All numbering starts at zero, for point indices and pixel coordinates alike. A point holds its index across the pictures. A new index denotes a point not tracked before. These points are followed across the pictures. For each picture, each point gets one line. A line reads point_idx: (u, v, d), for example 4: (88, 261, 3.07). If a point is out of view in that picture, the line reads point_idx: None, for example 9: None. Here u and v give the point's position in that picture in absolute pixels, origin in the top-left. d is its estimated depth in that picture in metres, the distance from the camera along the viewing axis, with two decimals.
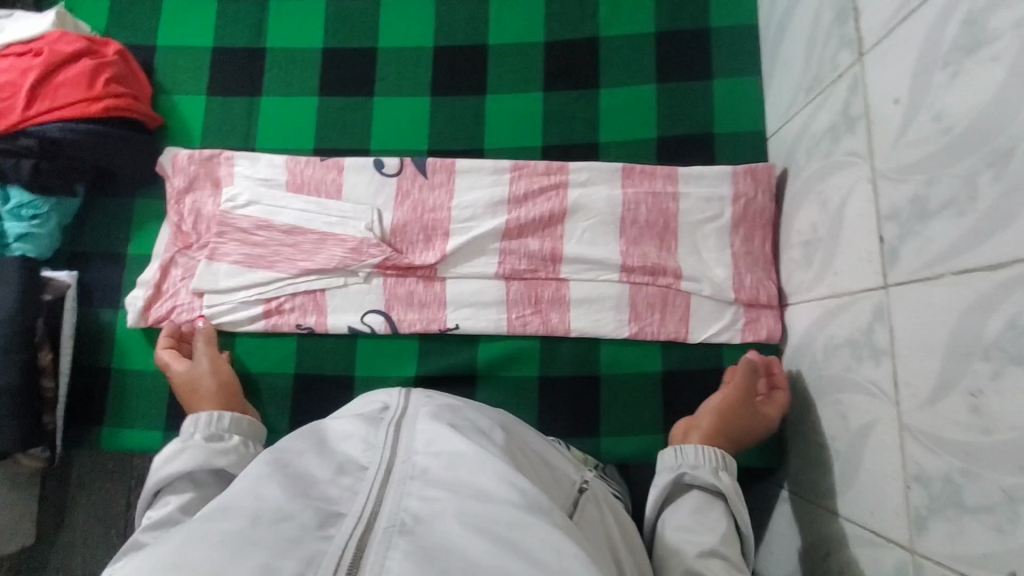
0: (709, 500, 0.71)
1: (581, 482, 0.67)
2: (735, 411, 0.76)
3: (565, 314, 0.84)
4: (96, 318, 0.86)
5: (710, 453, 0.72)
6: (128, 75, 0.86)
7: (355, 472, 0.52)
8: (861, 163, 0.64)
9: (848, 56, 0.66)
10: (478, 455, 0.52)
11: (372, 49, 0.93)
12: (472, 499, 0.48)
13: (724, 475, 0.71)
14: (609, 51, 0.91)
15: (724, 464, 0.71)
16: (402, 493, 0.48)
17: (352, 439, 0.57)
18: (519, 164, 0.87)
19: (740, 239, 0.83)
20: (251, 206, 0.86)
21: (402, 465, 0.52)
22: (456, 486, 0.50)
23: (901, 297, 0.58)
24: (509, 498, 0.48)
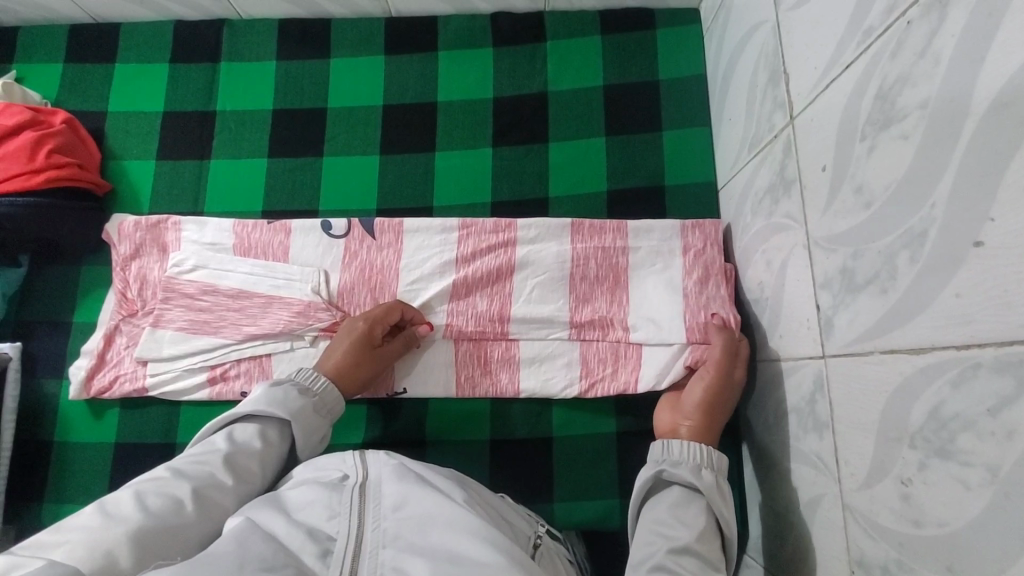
0: (688, 497, 0.63)
1: (533, 537, 0.64)
2: (724, 379, 0.71)
3: (514, 374, 0.82)
4: (40, 389, 0.85)
5: (695, 449, 0.65)
6: (75, 143, 0.87)
7: (324, 543, 0.52)
8: (796, 227, 0.63)
9: (780, 118, 0.66)
10: (450, 515, 0.54)
11: (322, 109, 0.93)
12: (448, 565, 0.50)
13: (707, 472, 0.63)
14: (558, 105, 0.91)
15: (711, 462, 0.65)
16: (377, 563, 0.50)
17: (314, 506, 0.56)
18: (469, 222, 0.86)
19: (694, 281, 0.80)
20: (197, 270, 0.85)
21: (373, 533, 0.53)
22: (431, 551, 0.51)
23: (837, 370, 0.55)
24: (486, 561, 0.50)
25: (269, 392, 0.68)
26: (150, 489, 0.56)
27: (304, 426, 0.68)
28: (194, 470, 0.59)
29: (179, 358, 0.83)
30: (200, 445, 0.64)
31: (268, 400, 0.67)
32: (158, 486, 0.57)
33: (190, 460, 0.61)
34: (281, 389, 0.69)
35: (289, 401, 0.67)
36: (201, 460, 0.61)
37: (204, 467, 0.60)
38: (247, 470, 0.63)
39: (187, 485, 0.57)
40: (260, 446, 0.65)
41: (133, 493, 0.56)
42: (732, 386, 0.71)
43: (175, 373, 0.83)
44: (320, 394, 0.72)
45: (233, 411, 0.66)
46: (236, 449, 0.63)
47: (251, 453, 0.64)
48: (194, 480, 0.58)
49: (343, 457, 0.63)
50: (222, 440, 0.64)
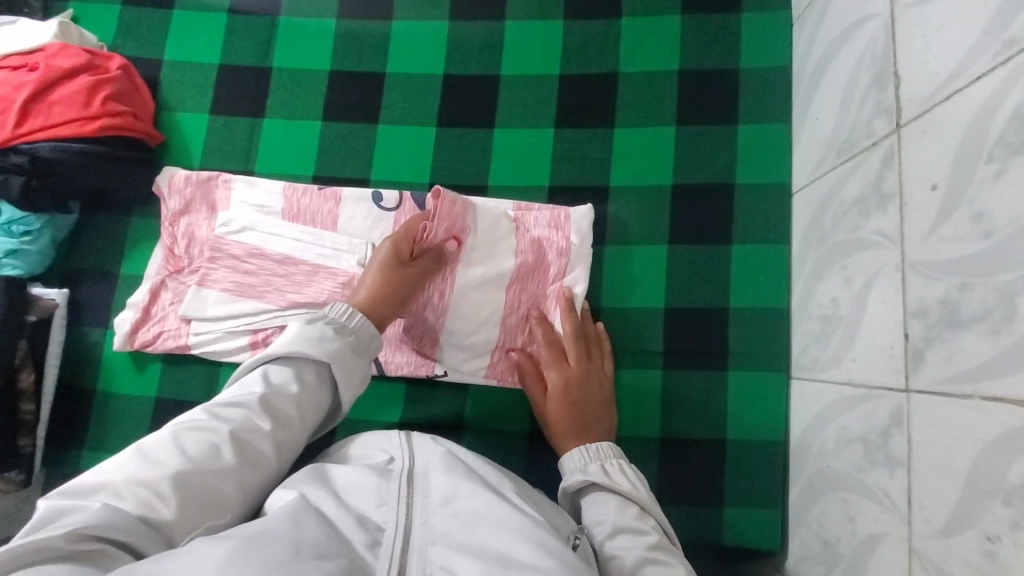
0: (594, 495, 0.65)
1: (573, 537, 0.57)
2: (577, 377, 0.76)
3: None
4: (84, 337, 0.86)
5: (576, 453, 0.69)
6: (129, 91, 0.85)
7: (373, 533, 0.51)
8: (888, 246, 0.58)
9: (883, 124, 0.60)
10: (501, 515, 0.52)
11: (380, 74, 0.89)
12: (499, 567, 0.48)
13: (592, 465, 0.67)
14: (628, 88, 0.86)
15: (594, 455, 0.68)
16: (426, 561, 0.49)
17: (362, 491, 0.55)
18: (457, 194, 0.80)
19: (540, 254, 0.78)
20: (245, 233, 0.83)
21: (421, 527, 0.52)
22: (481, 551, 0.50)
23: (921, 407, 0.52)
24: (536, 564, 0.48)
25: (305, 330, 0.64)
26: (189, 432, 0.55)
27: (343, 366, 0.64)
28: (230, 413, 0.57)
29: (223, 320, 0.82)
30: (236, 387, 0.61)
31: (298, 340, 0.63)
32: (195, 427, 0.55)
33: (227, 401, 0.59)
34: (316, 327, 0.65)
35: (314, 338, 0.64)
36: (237, 403, 0.58)
37: (240, 411, 0.58)
38: (284, 414, 0.60)
39: (222, 428, 0.56)
40: (297, 389, 0.61)
41: (171, 439, 0.54)
42: (583, 399, 0.75)
43: (218, 334, 0.82)
44: (356, 331, 0.67)
45: (266, 351, 0.63)
46: (272, 391, 0.60)
47: (288, 395, 0.60)
48: (230, 423, 0.56)
49: (391, 439, 0.63)
50: (257, 382, 0.61)
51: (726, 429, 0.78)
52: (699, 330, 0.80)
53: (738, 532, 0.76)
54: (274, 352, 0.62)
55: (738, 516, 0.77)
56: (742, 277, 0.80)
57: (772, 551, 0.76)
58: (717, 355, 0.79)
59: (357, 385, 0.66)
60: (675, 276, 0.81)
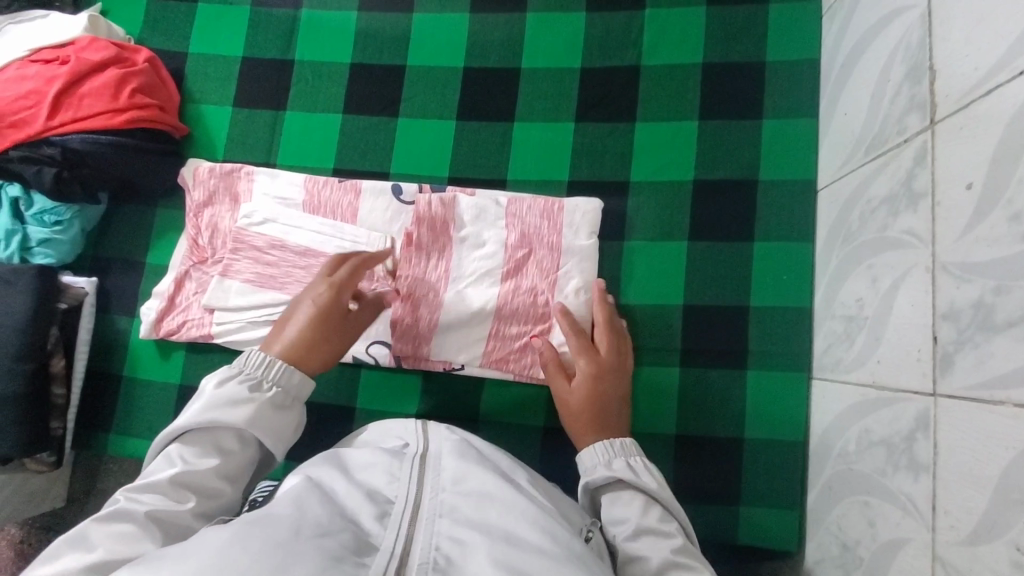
0: (618, 492, 0.62)
1: (586, 530, 0.57)
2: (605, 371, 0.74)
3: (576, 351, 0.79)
4: (112, 324, 0.88)
5: (600, 446, 0.66)
6: (155, 83, 0.86)
7: (383, 505, 0.52)
8: (918, 245, 0.57)
9: (916, 121, 0.58)
10: (509, 498, 0.53)
11: (401, 66, 0.89)
12: (504, 544, 0.48)
13: (617, 462, 0.64)
14: (650, 81, 0.84)
15: (618, 450, 0.65)
16: (432, 532, 0.49)
17: (376, 469, 0.56)
18: (450, 197, 0.82)
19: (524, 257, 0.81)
20: (267, 224, 0.84)
21: (431, 502, 0.52)
22: (489, 528, 0.50)
23: (950, 411, 0.50)
24: (543, 547, 0.48)
25: (218, 395, 0.59)
26: (107, 518, 0.51)
27: (268, 427, 0.60)
28: (146, 497, 0.53)
29: (245, 310, 0.83)
30: (149, 467, 0.56)
31: (212, 408, 0.58)
32: (109, 514, 0.51)
33: (137, 485, 0.54)
34: (230, 388, 0.60)
35: (228, 399, 0.59)
36: (151, 484, 0.54)
37: (155, 493, 0.53)
38: (205, 487, 0.56)
39: (138, 511, 0.51)
40: (217, 461, 0.57)
41: (87, 526, 0.50)
42: (607, 392, 0.73)
43: (240, 324, 0.83)
44: (278, 383, 0.62)
45: (175, 426, 0.58)
46: (190, 465, 0.56)
47: (207, 466, 0.56)
48: (147, 505, 0.52)
49: (406, 426, 0.64)
50: (173, 456, 0.56)
51: (745, 428, 0.77)
52: (717, 328, 0.79)
53: (754, 531, 0.76)
54: (183, 424, 0.57)
55: (755, 517, 0.76)
56: (763, 275, 0.79)
57: (788, 552, 0.76)
58: (736, 354, 0.78)
59: (288, 437, 0.63)
60: (695, 273, 0.80)
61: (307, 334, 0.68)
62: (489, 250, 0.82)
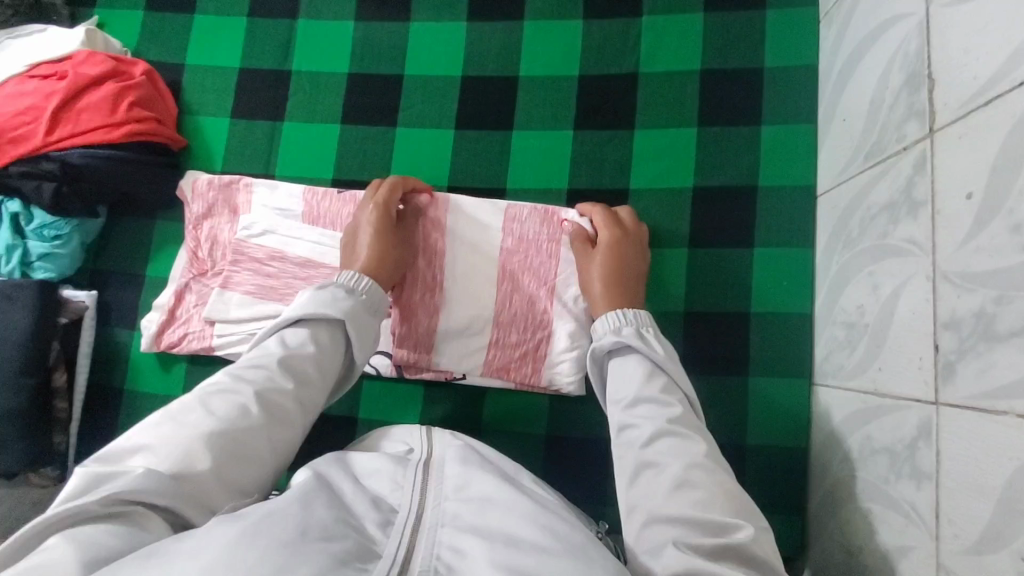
0: (626, 358, 0.65)
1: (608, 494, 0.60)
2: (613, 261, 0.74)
3: (577, 359, 0.79)
4: (112, 337, 0.88)
5: (612, 317, 0.69)
6: (153, 96, 0.86)
7: (386, 514, 0.53)
8: (918, 254, 0.57)
9: (915, 129, 0.59)
10: (509, 499, 0.53)
11: (398, 76, 0.89)
12: (504, 546, 0.48)
13: (627, 329, 0.66)
14: (648, 89, 0.84)
15: (629, 320, 0.67)
16: (434, 542, 0.50)
17: (380, 476, 0.58)
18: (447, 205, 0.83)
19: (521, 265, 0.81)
20: (266, 236, 0.84)
21: (433, 511, 0.53)
22: (488, 532, 0.50)
23: (952, 421, 0.50)
24: (543, 545, 0.48)
25: (317, 295, 0.67)
26: (214, 396, 0.56)
27: (358, 327, 0.67)
28: (252, 375, 0.59)
29: (245, 322, 0.83)
30: (257, 350, 0.63)
31: (316, 303, 0.66)
32: (220, 390, 0.57)
33: (246, 365, 0.60)
34: (328, 291, 0.68)
35: (323, 300, 0.66)
36: (257, 364, 0.60)
37: (261, 371, 0.59)
38: (304, 373, 0.62)
39: (246, 389, 0.57)
40: (314, 349, 0.64)
41: (200, 399, 0.56)
42: (624, 260, 0.75)
43: (240, 337, 0.83)
44: (366, 292, 0.70)
45: (284, 317, 0.65)
46: (291, 352, 0.62)
47: (306, 355, 0.63)
48: (253, 384, 0.58)
49: (412, 431, 0.66)
50: (276, 344, 0.63)
51: (747, 435, 0.77)
52: (718, 335, 0.79)
53: None
54: (288, 318, 0.64)
55: None
56: (763, 281, 0.79)
57: (791, 558, 0.76)
58: (737, 361, 0.78)
59: (370, 345, 0.69)
60: (695, 279, 0.80)
61: (375, 241, 0.75)
62: (488, 258, 0.82)
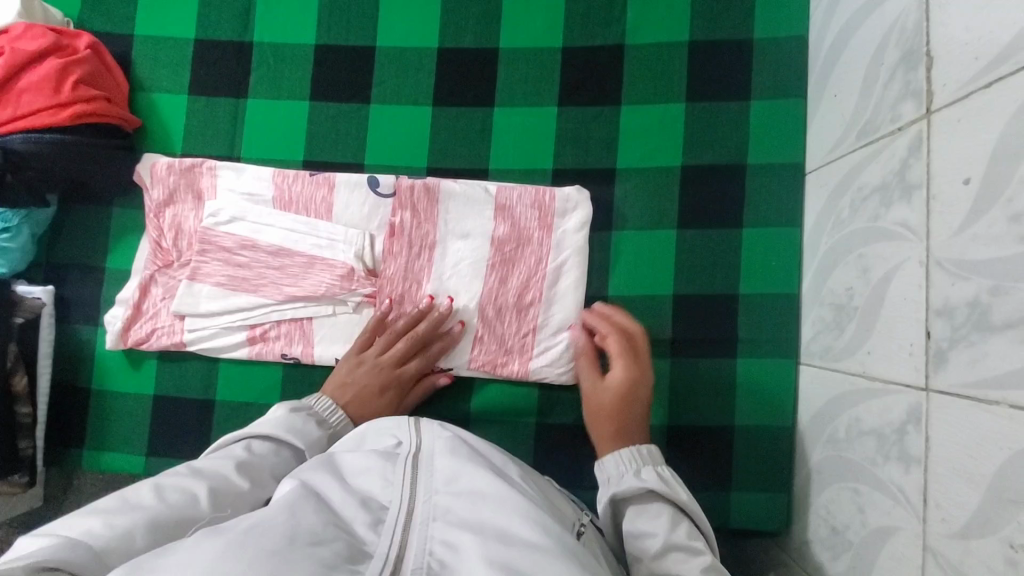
0: (642, 507, 0.60)
1: (577, 524, 0.58)
2: (620, 382, 0.72)
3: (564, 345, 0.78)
4: (75, 334, 0.83)
5: (626, 455, 0.65)
6: (101, 72, 0.79)
7: (377, 512, 0.50)
8: (911, 238, 0.56)
9: (912, 109, 0.57)
10: (501, 494, 0.52)
11: (370, 48, 0.83)
12: (498, 543, 0.47)
13: (648, 472, 0.62)
14: (635, 62, 0.80)
15: (646, 459, 0.64)
16: (426, 536, 0.48)
17: (369, 473, 0.54)
18: (432, 187, 0.79)
19: (505, 252, 0.79)
20: (236, 223, 0.80)
21: (424, 506, 0.51)
22: (481, 527, 0.49)
23: (942, 408, 0.51)
24: (535, 541, 0.47)
25: (291, 418, 0.67)
26: (170, 485, 0.54)
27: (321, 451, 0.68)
28: (209, 473, 0.57)
29: (219, 315, 0.80)
30: (218, 452, 0.62)
31: (290, 427, 0.66)
32: (178, 482, 0.55)
33: (204, 465, 0.59)
34: (301, 417, 0.69)
35: (294, 427, 0.67)
36: (217, 466, 0.59)
37: (220, 473, 0.58)
38: (259, 479, 0.61)
39: (204, 485, 0.56)
40: (273, 463, 0.64)
41: (154, 485, 0.54)
42: (643, 399, 0.72)
43: (214, 331, 0.80)
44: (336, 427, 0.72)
45: (252, 428, 0.65)
46: (250, 460, 0.62)
47: (265, 465, 0.62)
48: (209, 482, 0.56)
49: (399, 424, 0.62)
50: (240, 450, 0.62)
51: (735, 415, 0.78)
52: (707, 317, 0.78)
53: (743, 515, 0.77)
54: (258, 431, 0.64)
55: (745, 500, 0.77)
56: (752, 262, 0.78)
57: (776, 531, 0.78)
58: (726, 343, 0.78)
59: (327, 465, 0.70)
60: (684, 261, 0.79)
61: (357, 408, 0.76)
62: (473, 244, 0.80)
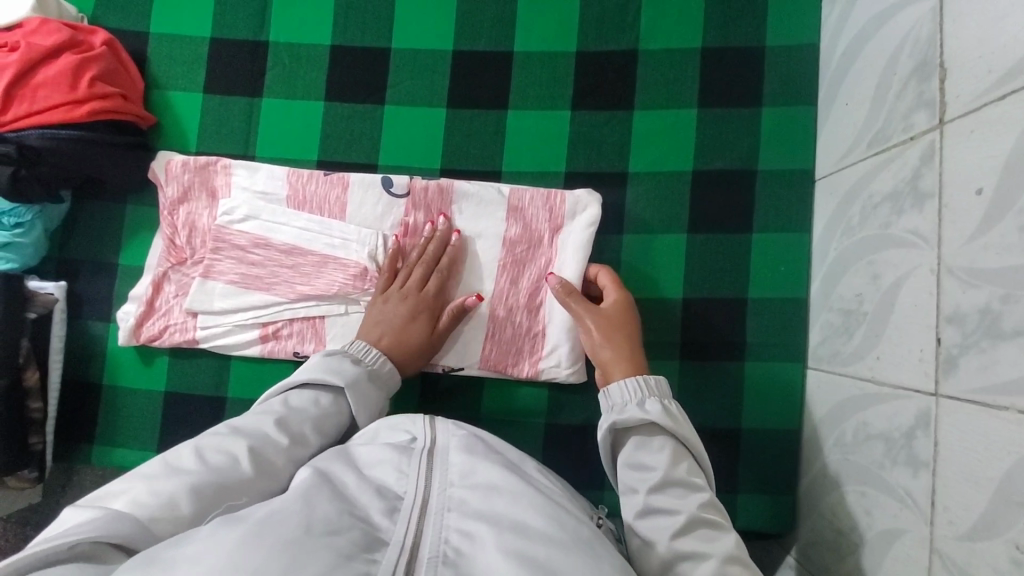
0: (646, 439, 0.62)
1: (596, 518, 0.62)
2: (617, 323, 0.73)
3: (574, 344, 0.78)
4: (87, 330, 0.83)
5: (635, 384, 0.65)
6: (117, 69, 0.79)
7: (392, 501, 0.51)
8: (922, 246, 0.57)
9: (924, 119, 0.58)
10: (516, 488, 0.52)
11: (385, 50, 0.83)
12: (513, 534, 0.48)
13: (653, 402, 0.63)
14: (648, 68, 0.81)
15: (651, 390, 0.64)
16: (442, 526, 0.49)
17: (383, 464, 0.55)
18: (444, 187, 0.80)
19: (517, 253, 0.80)
20: (249, 221, 0.80)
21: (440, 496, 0.52)
22: (496, 519, 0.49)
23: (951, 413, 0.52)
24: (551, 534, 0.48)
25: (326, 361, 0.68)
26: (209, 446, 0.56)
27: (360, 397, 0.68)
28: (250, 429, 0.59)
29: (231, 312, 0.80)
30: (260, 408, 0.64)
31: (325, 369, 0.67)
32: (217, 442, 0.57)
33: (246, 421, 0.61)
34: (337, 358, 0.69)
35: (327, 368, 0.67)
36: (257, 420, 0.60)
37: (259, 428, 0.59)
38: (301, 434, 0.61)
39: (243, 443, 0.57)
40: (313, 411, 0.64)
41: (195, 448, 0.56)
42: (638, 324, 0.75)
43: (226, 328, 0.80)
44: (372, 366, 0.72)
45: (290, 380, 0.67)
46: (289, 413, 0.62)
47: (303, 416, 0.63)
48: (250, 439, 0.58)
49: (413, 419, 0.63)
50: (278, 404, 0.64)
51: (742, 418, 0.79)
52: (717, 321, 0.79)
53: (750, 517, 0.78)
54: (294, 381, 0.66)
55: (751, 502, 0.78)
56: (762, 267, 0.79)
57: (781, 533, 0.79)
58: (734, 347, 0.79)
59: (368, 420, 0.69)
60: (694, 265, 0.80)
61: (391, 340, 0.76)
62: (485, 245, 0.81)
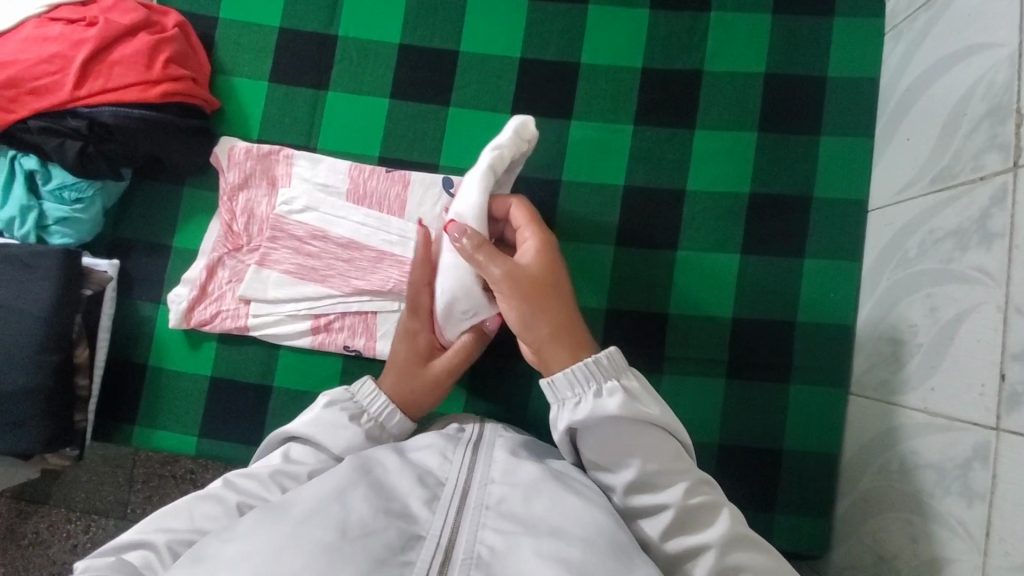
0: (616, 433, 0.55)
1: None
2: (539, 277, 0.60)
3: None
4: (135, 310, 0.83)
5: (580, 371, 0.55)
6: (188, 52, 0.79)
7: (433, 489, 0.52)
8: (988, 283, 0.59)
9: (996, 160, 0.60)
10: (554, 490, 0.52)
11: (453, 52, 0.84)
12: (549, 537, 0.47)
13: (612, 394, 0.54)
14: (712, 89, 0.83)
15: (603, 374, 0.55)
16: (477, 524, 0.49)
17: (427, 450, 0.57)
18: None
19: None
20: (308, 213, 0.80)
21: (479, 491, 0.52)
22: (532, 522, 0.49)
23: (1011, 446, 0.53)
24: (586, 536, 0.47)
25: (324, 415, 0.65)
26: (204, 499, 0.56)
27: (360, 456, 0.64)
28: (245, 481, 0.58)
29: (284, 302, 0.80)
30: (260, 462, 0.63)
31: (322, 425, 0.64)
32: (206, 495, 0.56)
33: (244, 471, 0.60)
34: (336, 411, 0.66)
35: (328, 424, 0.64)
36: (251, 473, 0.59)
37: (253, 481, 0.58)
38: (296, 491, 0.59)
39: (231, 497, 0.56)
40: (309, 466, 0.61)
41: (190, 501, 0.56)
42: (562, 268, 0.62)
43: (278, 318, 0.80)
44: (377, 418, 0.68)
45: (291, 428, 0.65)
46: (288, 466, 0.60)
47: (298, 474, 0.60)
48: (240, 494, 0.57)
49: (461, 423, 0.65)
50: (278, 457, 0.62)
51: (784, 440, 0.80)
52: (765, 342, 0.81)
53: (788, 537, 0.80)
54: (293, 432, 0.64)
55: (789, 522, 0.80)
56: (813, 292, 0.81)
57: (817, 555, 0.81)
58: (780, 368, 0.80)
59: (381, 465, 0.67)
60: (746, 286, 0.81)
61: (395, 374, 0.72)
62: None
